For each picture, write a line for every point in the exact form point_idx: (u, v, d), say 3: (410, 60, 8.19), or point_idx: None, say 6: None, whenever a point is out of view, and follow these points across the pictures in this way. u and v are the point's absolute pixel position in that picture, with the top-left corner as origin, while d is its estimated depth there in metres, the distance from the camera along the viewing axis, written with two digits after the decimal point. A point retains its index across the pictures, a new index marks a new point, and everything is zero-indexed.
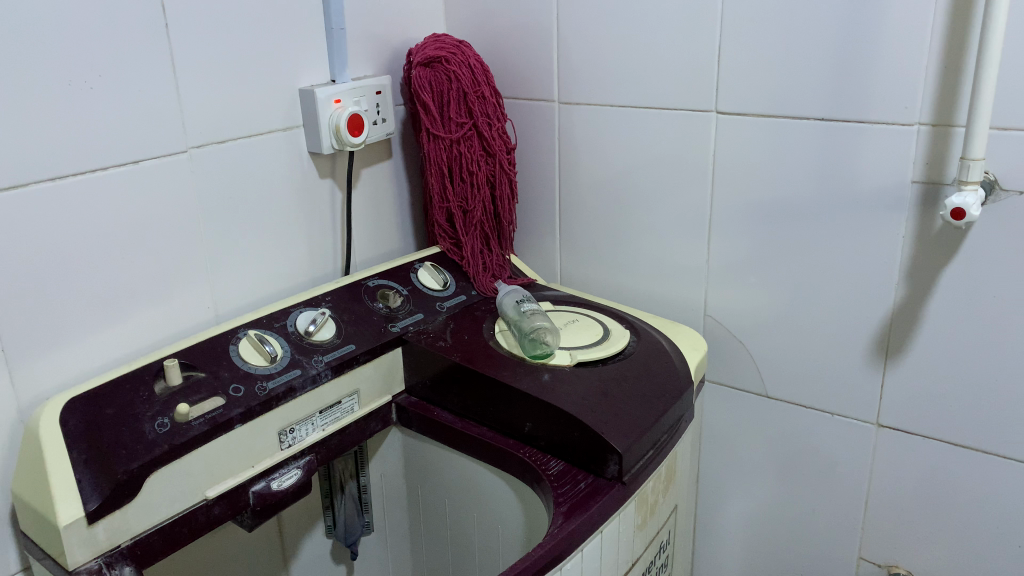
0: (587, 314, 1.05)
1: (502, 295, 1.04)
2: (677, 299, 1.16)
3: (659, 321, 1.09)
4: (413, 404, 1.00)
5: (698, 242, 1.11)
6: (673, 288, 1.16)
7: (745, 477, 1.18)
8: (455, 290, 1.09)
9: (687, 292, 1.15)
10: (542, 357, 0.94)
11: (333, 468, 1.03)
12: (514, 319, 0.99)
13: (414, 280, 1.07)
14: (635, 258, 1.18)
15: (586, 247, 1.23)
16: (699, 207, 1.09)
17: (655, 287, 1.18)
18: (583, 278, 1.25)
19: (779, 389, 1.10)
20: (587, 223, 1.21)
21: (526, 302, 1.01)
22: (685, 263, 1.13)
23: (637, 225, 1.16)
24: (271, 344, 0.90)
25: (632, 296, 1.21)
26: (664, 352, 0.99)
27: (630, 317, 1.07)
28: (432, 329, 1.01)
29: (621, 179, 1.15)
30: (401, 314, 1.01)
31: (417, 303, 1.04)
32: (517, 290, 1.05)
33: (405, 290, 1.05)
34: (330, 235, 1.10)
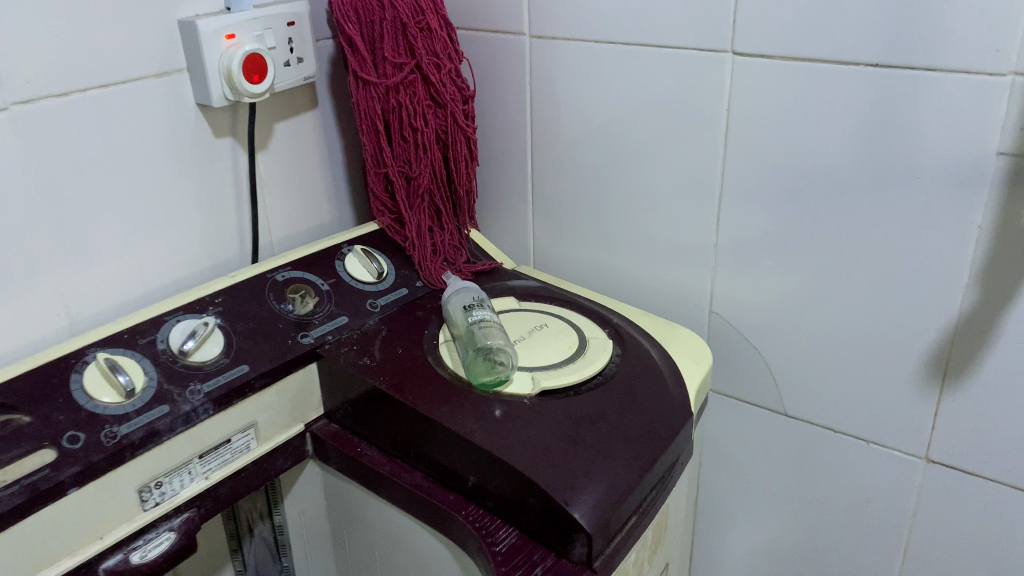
0: (560, 317, 0.82)
1: (450, 293, 0.80)
2: (675, 292, 0.92)
3: (650, 324, 0.85)
4: (332, 435, 0.78)
5: (704, 221, 0.87)
6: (671, 276, 0.92)
7: (754, 504, 0.97)
8: (392, 281, 0.86)
9: (688, 283, 0.91)
10: (495, 385, 0.71)
11: (238, 506, 0.83)
12: (463, 331, 0.75)
13: (340, 269, 0.84)
14: (625, 237, 0.94)
15: (564, 221, 0.99)
16: (706, 178, 0.85)
17: (649, 274, 0.94)
18: (561, 257, 1.01)
19: (802, 407, 0.88)
20: (566, 190, 0.96)
21: (479, 306, 0.76)
22: (687, 246, 0.90)
23: (628, 196, 0.91)
24: (129, 370, 0.68)
25: (620, 281, 0.97)
26: (656, 375, 0.76)
27: (616, 320, 0.84)
28: (356, 339, 0.78)
29: (608, 137, 0.90)
30: (316, 318, 0.79)
31: (340, 303, 0.81)
32: (471, 285, 0.80)
33: (325, 284, 0.82)
34: (233, 212, 0.86)
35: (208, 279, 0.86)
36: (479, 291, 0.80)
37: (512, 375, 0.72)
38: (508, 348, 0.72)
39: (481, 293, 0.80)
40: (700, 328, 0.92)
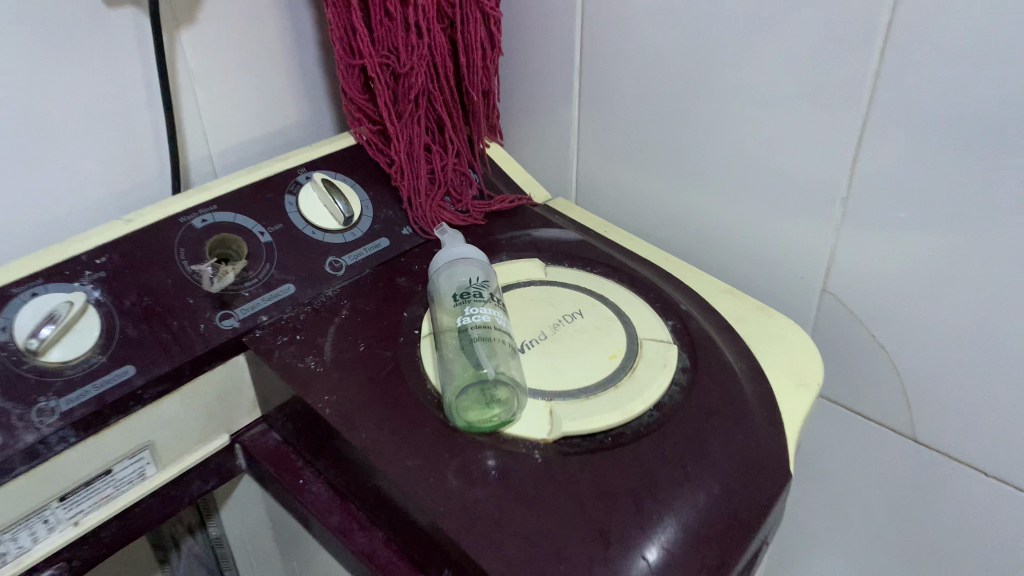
0: (602, 301, 0.56)
1: (439, 259, 0.54)
2: (769, 258, 0.64)
3: (732, 314, 0.59)
4: (270, 453, 0.55)
5: (831, 165, 0.57)
6: (767, 234, 0.64)
7: (856, 526, 0.73)
8: (366, 228, 0.60)
9: (792, 247, 0.63)
10: (489, 429, 0.47)
11: (159, 526, 0.62)
12: (450, 338, 0.50)
13: (291, 209, 0.59)
14: (704, 171, 0.65)
15: (621, 139, 0.70)
16: (842, 105, 0.54)
17: (734, 226, 0.65)
18: (612, 186, 0.73)
19: (942, 437, 0.61)
20: (627, 96, 0.67)
21: (479, 299, 0.51)
22: (797, 198, 0.60)
23: (717, 116, 0.62)
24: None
25: (691, 231, 0.69)
26: (739, 415, 0.50)
27: (684, 308, 0.57)
28: (302, 322, 0.54)
29: (696, 26, 0.59)
30: (248, 288, 0.55)
31: (284, 264, 0.56)
32: (475, 249, 0.54)
33: (266, 234, 0.57)
34: (144, 121, 0.60)
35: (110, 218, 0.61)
36: (484, 263, 0.54)
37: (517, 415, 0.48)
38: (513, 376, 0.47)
39: (488, 266, 0.54)
40: (801, 310, 0.64)
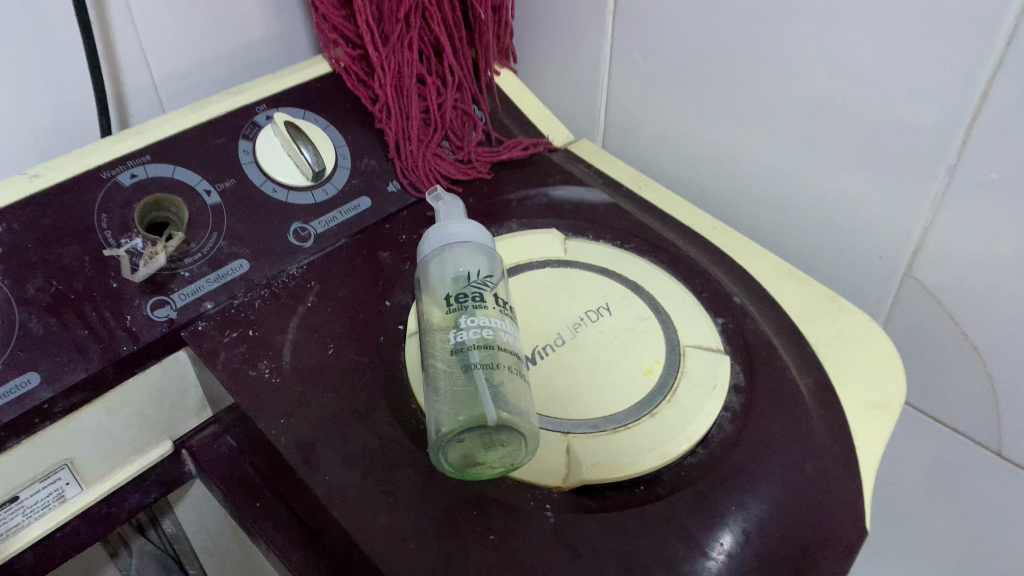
0: (635, 291, 0.45)
1: (428, 244, 0.42)
2: (842, 231, 0.52)
3: (795, 308, 0.47)
4: (222, 464, 0.45)
5: (935, 133, 0.44)
6: (840, 207, 0.51)
7: (914, 530, 0.64)
8: (342, 185, 0.48)
9: (871, 226, 0.50)
10: (481, 472, 0.35)
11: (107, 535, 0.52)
12: (439, 353, 0.37)
13: (247, 160, 0.47)
14: (765, 123, 0.52)
15: (662, 73, 0.56)
16: (966, 50, 0.40)
17: (799, 193, 0.53)
18: (647, 126, 0.59)
19: None
20: (671, 18, 0.53)
21: (481, 303, 0.38)
22: (886, 168, 0.47)
23: (788, 57, 0.48)
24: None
25: (743, 189, 0.56)
26: (807, 454, 0.39)
27: (738, 300, 0.46)
28: (258, 312, 0.43)
29: None
30: (187, 269, 0.43)
31: (236, 233, 0.45)
32: (478, 228, 0.42)
33: (213, 194, 0.45)
34: (57, 40, 0.47)
35: (25, 166, 0.49)
36: (489, 253, 0.42)
37: (523, 460, 0.36)
38: (524, 413, 0.35)
39: (493, 257, 0.42)
40: (876, 298, 0.53)
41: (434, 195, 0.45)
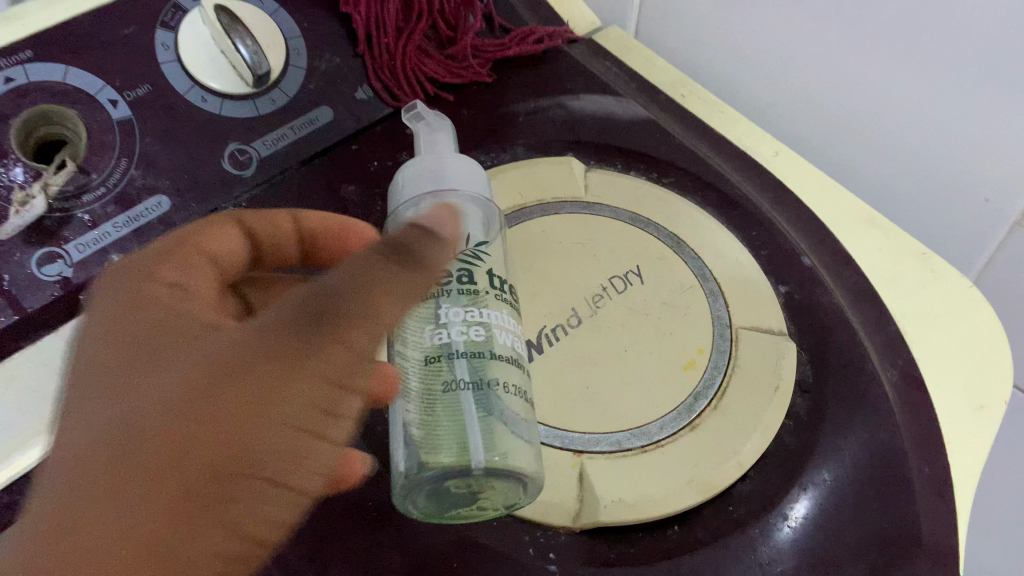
0: (673, 248, 0.35)
1: (402, 192, 0.31)
2: (935, 167, 0.40)
3: (874, 270, 0.37)
4: None
5: None
6: (937, 145, 0.39)
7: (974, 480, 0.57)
8: (295, 92, 0.37)
9: (975, 170, 0.39)
10: (464, 516, 0.26)
11: None
12: (409, 351, 0.27)
13: (167, 60, 0.35)
14: (843, 36, 0.39)
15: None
16: None
17: (878, 125, 0.41)
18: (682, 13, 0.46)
19: None
20: None
21: (470, 284, 0.28)
22: (1011, 106, 0.35)
23: None
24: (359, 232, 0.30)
25: (801, 109, 0.43)
26: (889, 483, 0.30)
27: (807, 262, 0.35)
28: None
29: None
30: (86, 209, 0.32)
31: (152, 158, 0.34)
32: (471, 168, 0.31)
33: (121, 105, 0.34)
34: None
35: None
36: (484, 205, 0.31)
37: (523, 500, 0.27)
38: (524, 450, 0.26)
39: (490, 209, 0.31)
40: (969, 246, 0.42)
41: (412, 112, 0.33)
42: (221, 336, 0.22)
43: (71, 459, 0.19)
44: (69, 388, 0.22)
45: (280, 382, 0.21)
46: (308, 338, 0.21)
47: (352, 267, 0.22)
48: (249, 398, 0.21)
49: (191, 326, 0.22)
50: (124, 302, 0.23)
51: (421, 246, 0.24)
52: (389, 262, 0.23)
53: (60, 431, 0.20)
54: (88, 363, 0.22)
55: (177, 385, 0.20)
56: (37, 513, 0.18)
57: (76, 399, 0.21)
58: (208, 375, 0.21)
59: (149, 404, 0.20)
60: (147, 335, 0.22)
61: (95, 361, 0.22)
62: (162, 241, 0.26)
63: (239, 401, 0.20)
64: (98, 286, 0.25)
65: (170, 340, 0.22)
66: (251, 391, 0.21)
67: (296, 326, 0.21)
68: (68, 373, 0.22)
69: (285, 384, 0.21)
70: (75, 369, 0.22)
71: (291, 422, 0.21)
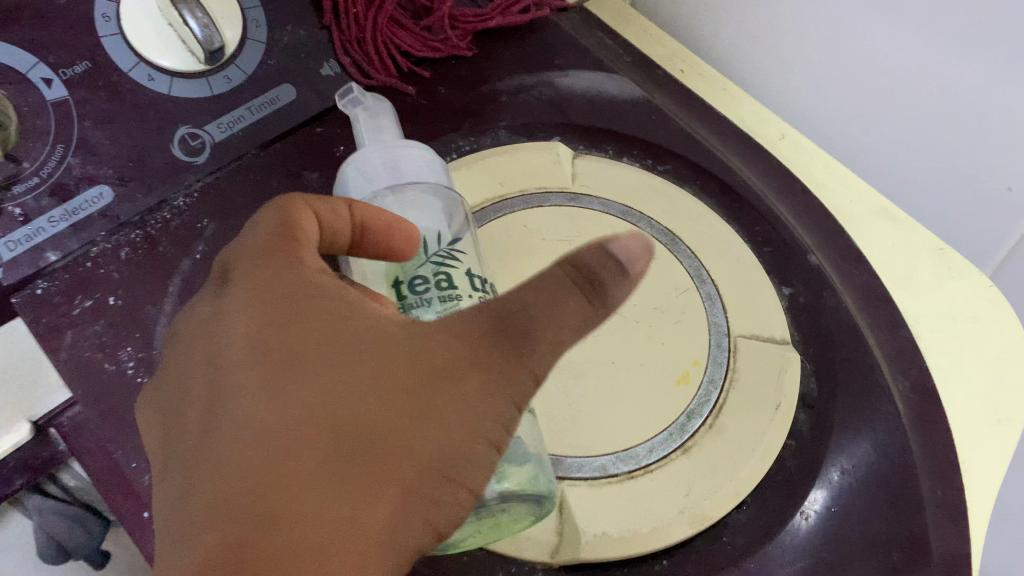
0: (667, 245, 0.32)
1: (352, 186, 0.27)
2: (946, 160, 0.37)
3: (890, 268, 0.33)
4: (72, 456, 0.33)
5: None
6: (956, 137, 0.35)
7: None
8: (254, 68, 0.33)
9: (996, 168, 0.35)
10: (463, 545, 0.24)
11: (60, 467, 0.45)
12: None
13: (108, 33, 0.31)
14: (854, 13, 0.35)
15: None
16: None
17: (892, 114, 0.37)
18: None
19: None
20: None
21: (450, 287, 0.25)
22: None
23: None
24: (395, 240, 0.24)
25: (806, 89, 0.40)
26: (895, 512, 0.28)
27: (814, 260, 0.33)
28: (126, 267, 0.30)
29: None
30: (17, 203, 0.29)
31: (93, 144, 0.30)
32: (428, 152, 0.28)
33: (56, 85, 0.30)
34: None
35: None
36: (445, 197, 0.28)
37: (526, 525, 0.25)
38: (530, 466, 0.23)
39: (451, 201, 0.28)
40: (986, 246, 0.39)
41: (348, 96, 0.29)
42: (395, 333, 0.21)
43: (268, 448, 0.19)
44: (221, 367, 0.20)
45: (460, 385, 0.20)
46: (509, 356, 0.20)
47: (529, 287, 0.21)
48: (437, 400, 0.20)
49: (357, 316, 0.21)
50: (286, 278, 0.22)
51: (606, 251, 0.21)
52: (578, 298, 0.20)
53: (233, 406, 0.19)
54: (245, 333, 0.21)
55: (363, 384, 0.20)
56: (229, 494, 0.18)
57: (249, 378, 0.20)
58: (400, 379, 0.20)
59: (336, 397, 0.20)
60: (307, 320, 0.21)
61: (254, 341, 0.20)
62: (264, 212, 0.23)
63: (418, 401, 0.20)
64: (231, 250, 0.23)
65: (338, 328, 0.21)
66: (432, 388, 0.20)
67: (487, 337, 0.21)
68: (212, 356, 0.21)
69: (480, 398, 0.20)
70: (225, 346, 0.21)
71: (479, 435, 0.20)
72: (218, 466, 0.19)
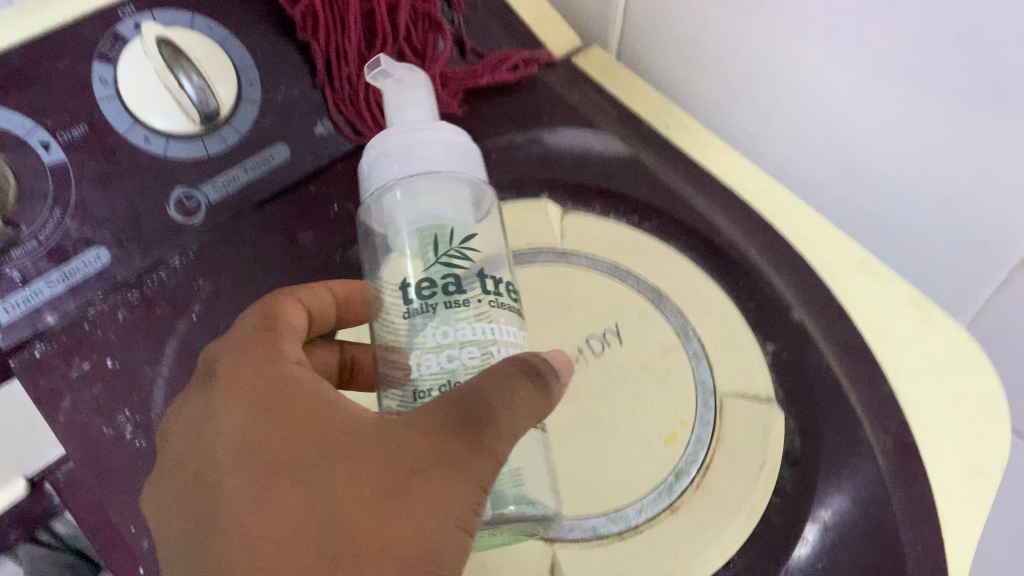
0: (655, 303, 0.33)
1: (372, 178, 0.27)
2: (920, 213, 0.38)
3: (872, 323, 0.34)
4: None
5: None
6: (931, 194, 0.37)
7: None
8: (247, 129, 0.34)
9: (967, 224, 0.36)
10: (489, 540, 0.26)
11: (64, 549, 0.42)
12: (401, 382, 0.25)
13: (105, 95, 0.32)
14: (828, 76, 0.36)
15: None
16: None
17: (866, 173, 0.38)
18: (659, 37, 0.43)
19: None
20: None
21: (456, 292, 0.25)
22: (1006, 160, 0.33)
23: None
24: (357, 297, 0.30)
25: (785, 143, 0.41)
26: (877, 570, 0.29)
27: (796, 316, 0.34)
28: (124, 329, 0.31)
29: None
30: (17, 265, 0.30)
31: (90, 207, 0.31)
32: (451, 138, 0.27)
33: (54, 148, 0.31)
34: None
35: None
36: (471, 183, 0.27)
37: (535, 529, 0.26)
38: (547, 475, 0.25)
39: (477, 189, 0.27)
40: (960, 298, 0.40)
41: (377, 69, 0.28)
42: (375, 426, 0.23)
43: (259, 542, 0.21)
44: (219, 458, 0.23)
45: (438, 475, 0.22)
46: (477, 444, 0.22)
47: (488, 375, 0.23)
48: (418, 489, 0.22)
49: (338, 412, 0.23)
50: (270, 381, 0.24)
51: (550, 363, 0.24)
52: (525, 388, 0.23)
53: (228, 501, 0.22)
54: (235, 430, 0.23)
55: (353, 479, 0.22)
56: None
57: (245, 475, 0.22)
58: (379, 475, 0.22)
59: (319, 492, 0.21)
60: (299, 418, 0.23)
61: (247, 439, 0.22)
62: (246, 316, 0.27)
63: (402, 491, 0.21)
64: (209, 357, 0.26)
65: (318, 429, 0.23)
66: (409, 480, 0.22)
67: (454, 430, 0.22)
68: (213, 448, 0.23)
69: (468, 482, 0.22)
70: (218, 442, 0.23)
71: (456, 523, 0.21)
72: (212, 556, 0.21)
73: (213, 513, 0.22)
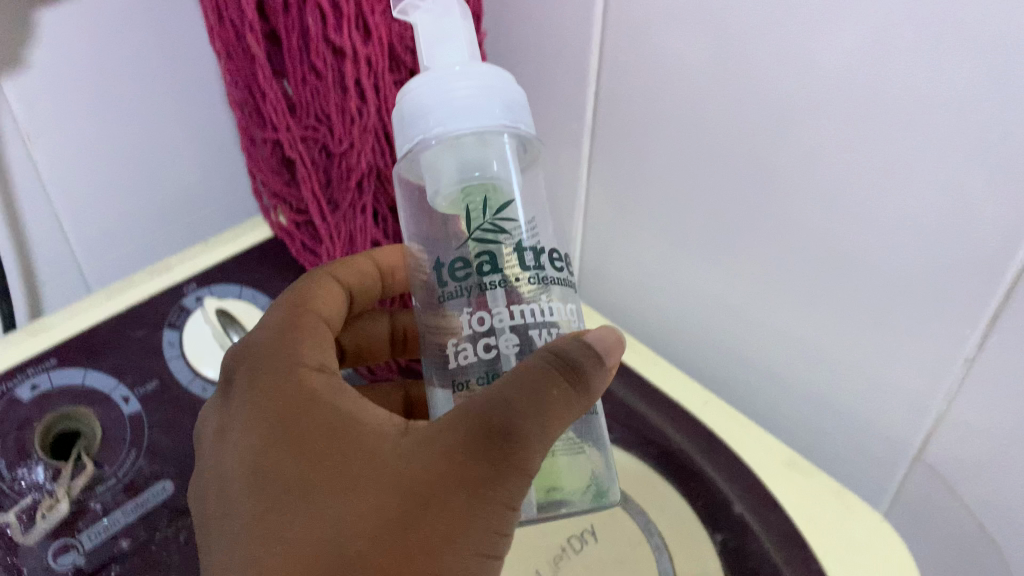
0: (621, 504, 0.40)
1: (410, 127, 0.31)
2: (836, 427, 0.46)
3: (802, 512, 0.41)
4: None
5: (936, 354, 0.38)
6: (839, 410, 0.45)
7: None
8: None
9: (871, 434, 0.44)
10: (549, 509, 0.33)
11: None
12: (442, 352, 0.32)
13: (176, 357, 0.40)
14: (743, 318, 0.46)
15: (632, 132, 0.45)
16: (964, 277, 0.35)
17: (788, 392, 0.47)
18: (619, 289, 0.54)
19: None
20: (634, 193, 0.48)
21: (492, 268, 0.31)
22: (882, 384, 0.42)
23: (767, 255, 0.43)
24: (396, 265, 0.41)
25: (727, 371, 0.50)
26: None
27: (737, 510, 0.41)
28: (184, 548, 0.36)
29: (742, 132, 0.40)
30: (99, 499, 0.36)
31: (161, 449, 0.38)
32: (492, 78, 0.30)
33: (132, 400, 0.39)
34: None
35: None
36: (513, 130, 0.31)
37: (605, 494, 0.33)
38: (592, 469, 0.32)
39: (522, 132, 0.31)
40: (871, 495, 0.47)
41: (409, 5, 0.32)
42: (398, 444, 0.29)
43: (285, 541, 0.28)
44: (254, 456, 0.30)
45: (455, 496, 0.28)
46: (505, 451, 0.28)
47: (524, 377, 0.28)
48: (440, 514, 0.28)
49: (365, 428, 0.30)
50: (296, 395, 0.31)
51: (588, 354, 0.29)
52: (562, 387, 0.28)
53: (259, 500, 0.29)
54: (270, 437, 0.30)
55: (371, 493, 0.28)
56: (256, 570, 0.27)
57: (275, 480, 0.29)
58: (399, 490, 0.28)
59: (341, 502, 0.28)
60: (322, 435, 0.30)
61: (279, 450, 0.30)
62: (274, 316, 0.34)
63: (423, 510, 0.28)
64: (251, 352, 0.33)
65: (347, 443, 0.30)
66: (429, 498, 0.28)
67: (483, 441, 0.28)
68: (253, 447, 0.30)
69: (479, 498, 0.28)
70: (258, 443, 0.30)
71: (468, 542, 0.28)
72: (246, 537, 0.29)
73: (237, 509, 0.29)
